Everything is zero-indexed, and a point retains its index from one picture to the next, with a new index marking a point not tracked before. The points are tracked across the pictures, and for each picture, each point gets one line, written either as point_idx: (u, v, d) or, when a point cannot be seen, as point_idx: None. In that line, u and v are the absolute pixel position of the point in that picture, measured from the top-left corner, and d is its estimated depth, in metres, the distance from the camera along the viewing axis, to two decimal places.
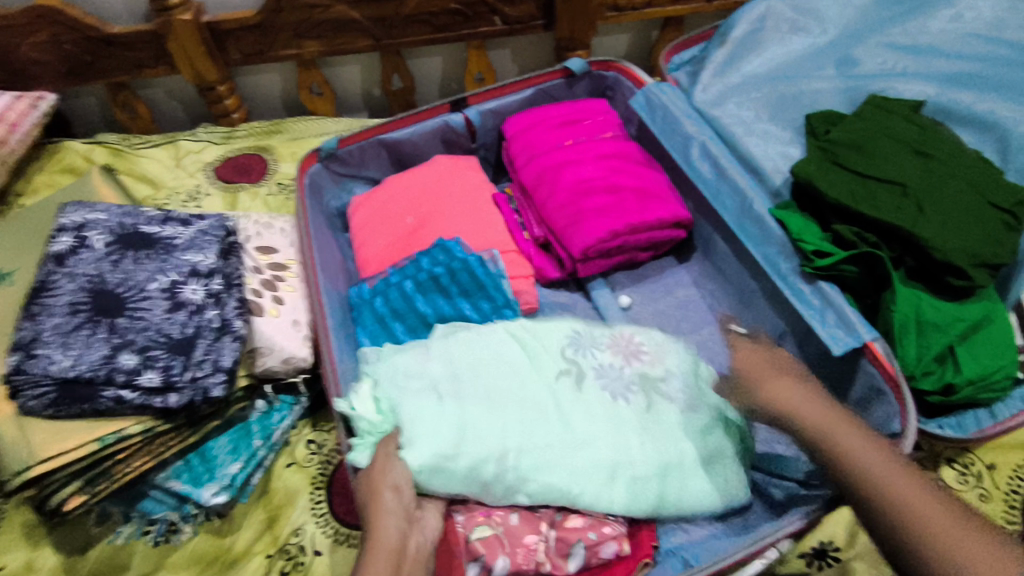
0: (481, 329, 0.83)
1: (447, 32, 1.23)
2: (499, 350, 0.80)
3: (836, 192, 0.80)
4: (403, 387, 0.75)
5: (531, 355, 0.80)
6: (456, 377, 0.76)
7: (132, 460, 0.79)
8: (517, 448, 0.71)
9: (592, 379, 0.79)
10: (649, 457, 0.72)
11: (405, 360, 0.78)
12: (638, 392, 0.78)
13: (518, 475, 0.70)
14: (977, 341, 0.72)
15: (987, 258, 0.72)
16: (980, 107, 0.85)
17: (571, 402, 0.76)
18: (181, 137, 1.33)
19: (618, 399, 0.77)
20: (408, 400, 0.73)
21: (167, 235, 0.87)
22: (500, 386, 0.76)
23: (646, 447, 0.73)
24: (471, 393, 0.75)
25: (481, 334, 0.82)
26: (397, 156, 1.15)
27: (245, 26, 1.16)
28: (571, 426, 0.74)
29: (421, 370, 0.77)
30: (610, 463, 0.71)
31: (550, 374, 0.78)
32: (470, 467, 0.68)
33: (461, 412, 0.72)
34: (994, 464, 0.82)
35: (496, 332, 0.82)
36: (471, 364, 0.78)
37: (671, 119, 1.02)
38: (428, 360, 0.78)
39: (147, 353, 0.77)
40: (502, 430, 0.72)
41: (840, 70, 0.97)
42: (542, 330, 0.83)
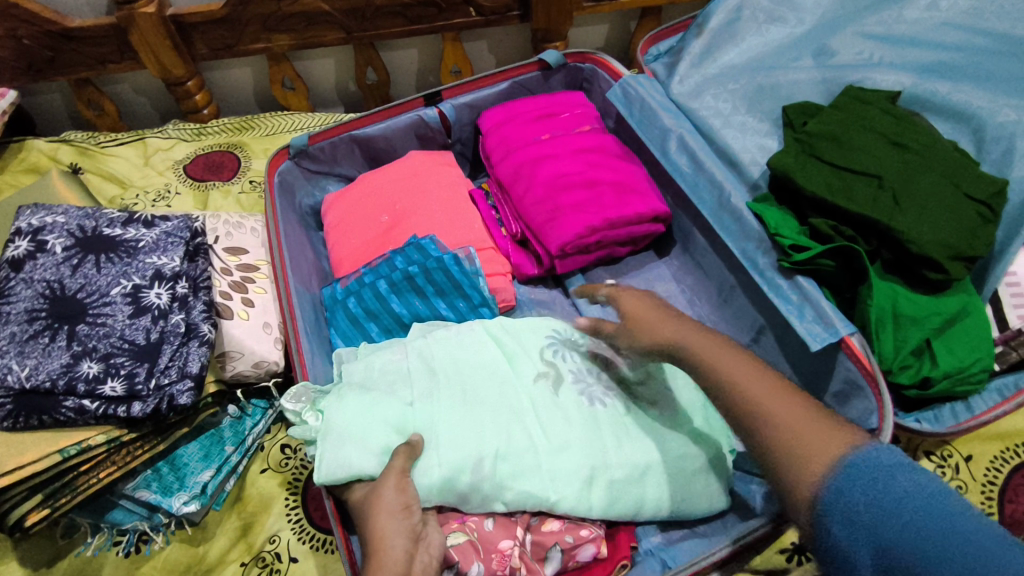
0: (458, 328, 0.82)
1: (420, 25, 1.21)
2: (477, 351, 0.79)
3: (813, 184, 0.79)
4: (374, 383, 0.74)
5: (511, 357, 0.79)
6: (432, 383, 0.74)
7: (97, 470, 0.76)
8: (494, 454, 0.68)
9: (570, 381, 0.77)
10: (625, 459, 0.71)
11: (378, 358, 0.77)
12: (615, 396, 0.77)
13: (495, 483, 0.68)
14: (952, 334, 0.72)
15: (963, 251, 0.71)
16: (955, 98, 0.84)
17: (548, 406, 0.74)
18: (149, 134, 1.30)
19: (595, 403, 0.76)
20: (378, 394, 0.71)
21: (129, 236, 0.84)
22: (478, 386, 0.75)
23: (623, 449, 0.72)
24: (448, 392, 0.73)
25: (459, 333, 0.81)
26: (371, 152, 1.13)
27: (212, 19, 1.13)
28: (550, 433, 0.72)
29: (395, 368, 0.76)
30: (587, 468, 0.70)
31: (528, 378, 0.77)
32: (445, 475, 0.66)
33: (437, 411, 0.71)
34: (972, 455, 0.82)
35: (473, 331, 0.82)
36: (450, 364, 0.77)
37: (648, 111, 1.00)
38: (402, 357, 0.77)
39: (110, 361, 0.74)
40: (479, 433, 0.70)
41: (817, 61, 0.96)
42: (525, 332, 0.82)
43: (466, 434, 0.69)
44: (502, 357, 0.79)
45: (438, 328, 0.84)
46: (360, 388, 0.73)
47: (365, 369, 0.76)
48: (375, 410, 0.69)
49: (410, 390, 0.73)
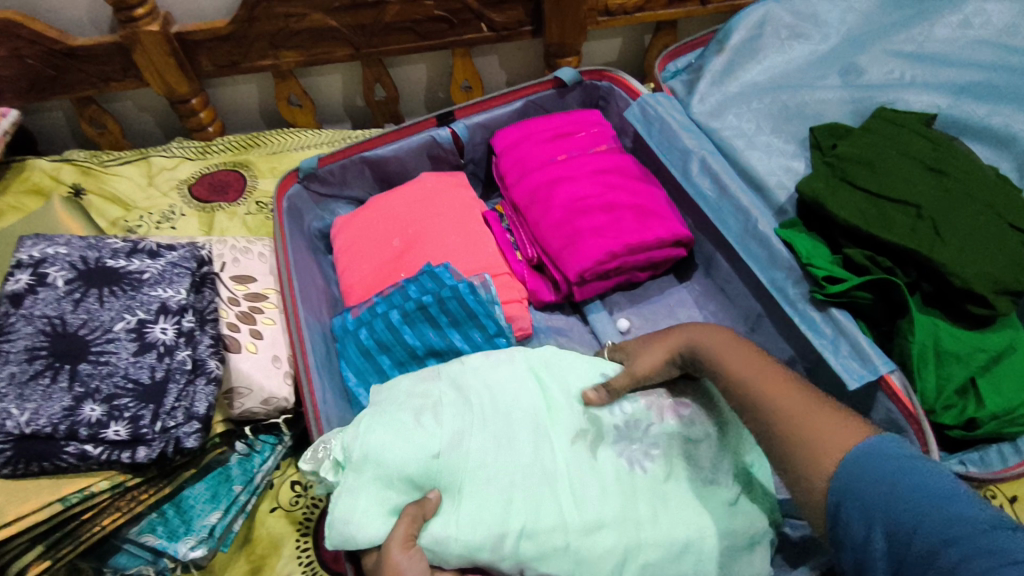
0: (495, 359, 0.77)
1: (430, 40, 1.18)
2: (516, 393, 0.72)
3: (847, 212, 0.76)
4: (397, 411, 0.68)
5: (550, 399, 0.73)
6: (460, 434, 0.67)
7: (100, 518, 0.73)
8: (519, 530, 0.63)
9: (610, 435, 0.71)
10: (662, 537, 0.64)
11: (408, 389, 0.73)
12: (660, 459, 0.70)
13: (517, 561, 0.63)
14: (999, 372, 0.68)
15: (1009, 284, 0.67)
16: (994, 121, 0.81)
17: (586, 472, 0.68)
18: (153, 153, 1.26)
19: (635, 467, 0.69)
20: (404, 427, 0.66)
21: (134, 269, 0.81)
22: (514, 435, 0.69)
23: (661, 523, 0.65)
24: (478, 435, 0.67)
25: (495, 367, 0.75)
26: (381, 174, 1.09)
27: (217, 36, 1.10)
28: (582, 507, 0.65)
29: (425, 397, 0.70)
30: (620, 547, 0.63)
31: (566, 435, 0.70)
32: (462, 554, 0.61)
33: (466, 458, 0.66)
34: (1016, 496, 0.79)
35: (511, 361, 0.77)
36: (486, 403, 0.71)
37: (668, 132, 0.97)
38: (433, 389, 0.72)
39: (113, 403, 0.71)
40: (506, 501, 0.64)
41: (845, 79, 0.93)
42: (568, 374, 0.76)
43: (490, 489, 0.65)
44: (540, 396, 0.73)
45: (472, 361, 0.77)
46: (381, 416, 0.68)
47: (394, 400, 0.71)
48: (403, 449, 0.64)
49: (439, 428, 0.67)
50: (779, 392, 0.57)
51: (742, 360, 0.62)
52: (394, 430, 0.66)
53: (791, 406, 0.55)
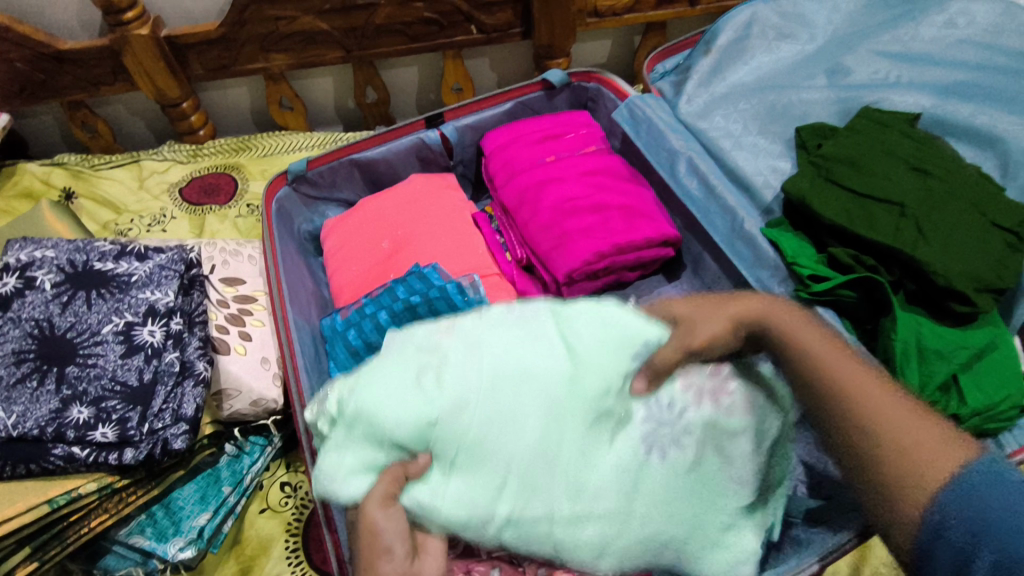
0: (521, 312, 0.66)
1: (421, 42, 1.18)
2: (536, 359, 0.60)
3: (831, 211, 0.76)
4: (399, 365, 0.61)
5: (579, 365, 0.60)
6: (460, 404, 0.58)
7: (88, 519, 0.73)
8: (506, 516, 0.56)
9: (640, 414, 0.60)
10: (652, 524, 0.58)
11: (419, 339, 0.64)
12: (688, 444, 0.59)
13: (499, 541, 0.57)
14: (980, 369, 0.69)
15: (991, 282, 0.68)
16: (978, 120, 0.81)
17: (594, 456, 0.58)
18: (144, 156, 1.26)
19: (652, 453, 0.59)
20: (404, 380, 0.59)
21: (122, 271, 0.81)
22: (524, 410, 0.58)
23: (656, 511, 0.58)
24: (482, 403, 0.58)
25: (521, 323, 0.64)
26: (371, 176, 1.10)
27: (207, 40, 1.10)
28: (577, 497, 0.57)
29: (436, 350, 0.62)
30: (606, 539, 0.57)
31: (587, 411, 0.59)
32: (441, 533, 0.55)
33: (461, 429, 0.57)
34: None
35: (538, 316, 0.65)
36: (500, 369, 0.59)
37: (656, 133, 0.98)
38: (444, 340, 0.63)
39: (101, 405, 0.71)
40: (499, 484, 0.56)
41: (831, 80, 0.93)
42: (607, 339, 0.62)
43: (485, 470, 0.57)
44: (566, 358, 0.61)
45: (487, 321, 0.65)
46: (381, 370, 0.61)
47: (402, 351, 0.63)
48: (395, 409, 0.57)
49: (439, 391, 0.58)
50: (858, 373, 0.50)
51: (816, 336, 0.54)
52: (392, 385, 0.59)
53: (877, 399, 0.48)
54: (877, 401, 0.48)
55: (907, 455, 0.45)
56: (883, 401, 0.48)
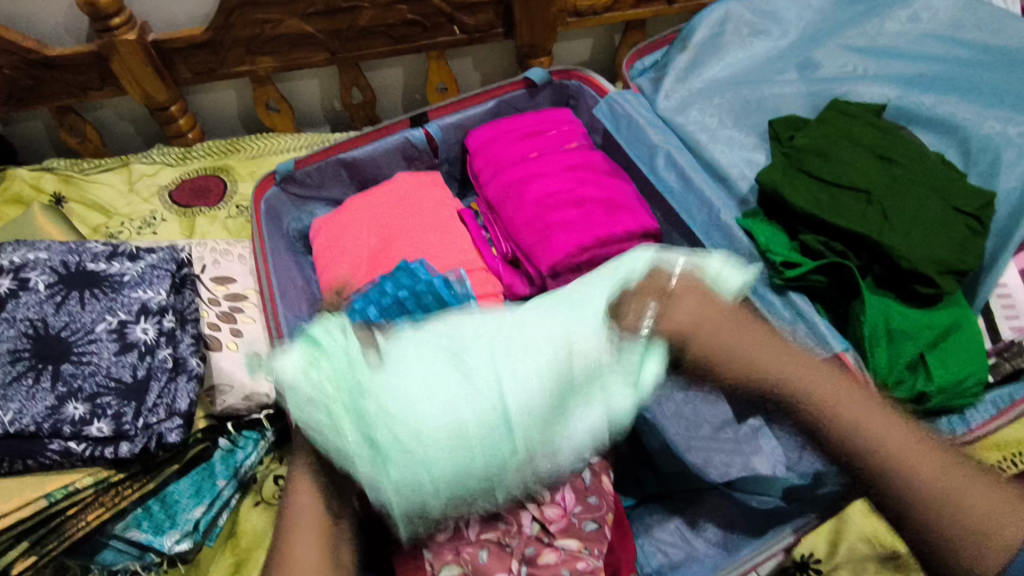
0: (562, 369, 0.60)
1: (405, 44, 1.20)
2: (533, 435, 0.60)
3: (802, 200, 0.79)
4: (429, 367, 0.59)
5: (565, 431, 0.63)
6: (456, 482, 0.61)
7: (84, 513, 0.75)
8: None
9: None
10: None
11: (452, 356, 0.60)
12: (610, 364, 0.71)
13: None
14: (946, 349, 0.72)
15: (953, 264, 0.71)
16: (940, 110, 0.84)
17: None
18: (133, 159, 1.28)
19: None
20: (435, 400, 0.57)
21: (114, 271, 0.83)
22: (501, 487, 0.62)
23: None
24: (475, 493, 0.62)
25: (548, 374, 0.59)
26: (357, 174, 1.12)
27: (194, 43, 1.12)
28: None
29: (471, 372, 0.59)
30: None
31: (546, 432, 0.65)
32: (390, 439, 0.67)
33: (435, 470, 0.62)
34: None
35: (576, 365, 0.60)
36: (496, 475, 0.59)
37: (635, 128, 1.00)
38: (478, 364, 0.59)
39: (96, 401, 0.73)
40: None
41: (801, 74, 0.96)
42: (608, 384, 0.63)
43: None
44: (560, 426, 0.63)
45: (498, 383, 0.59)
46: (406, 405, 0.57)
47: (434, 395, 0.57)
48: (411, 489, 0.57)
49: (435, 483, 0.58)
50: (900, 434, 0.58)
51: (857, 406, 0.60)
52: (422, 437, 0.56)
53: (931, 465, 0.56)
54: (927, 464, 0.56)
55: (966, 514, 0.53)
56: (928, 460, 0.56)
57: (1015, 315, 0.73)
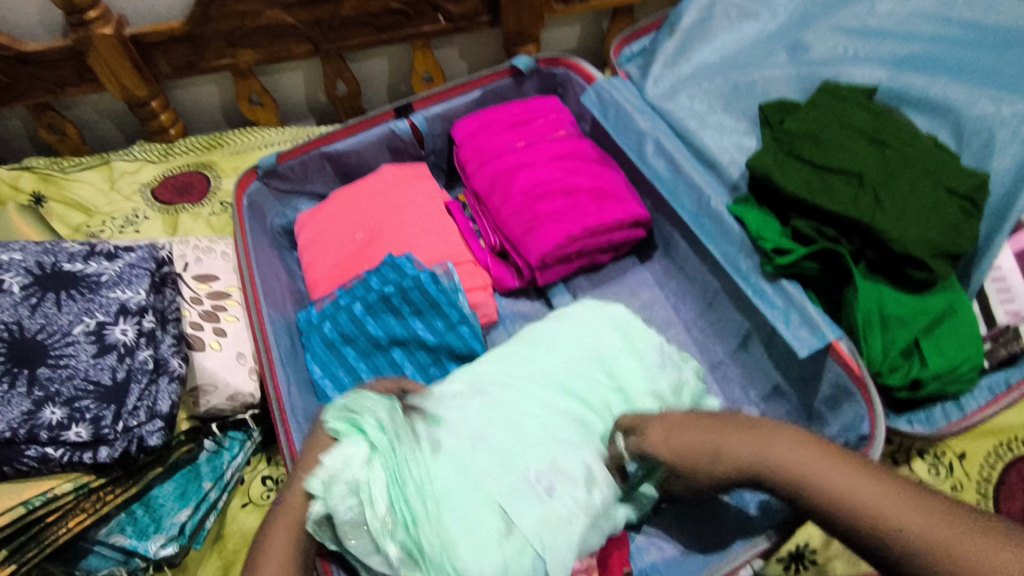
0: (588, 501, 0.65)
1: (389, 33, 1.18)
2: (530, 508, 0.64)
3: (793, 185, 0.78)
4: (461, 487, 0.64)
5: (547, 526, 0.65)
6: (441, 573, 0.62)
7: (66, 519, 0.73)
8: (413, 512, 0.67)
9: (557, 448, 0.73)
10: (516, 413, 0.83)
11: (484, 464, 0.66)
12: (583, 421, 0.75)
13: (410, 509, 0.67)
14: (940, 334, 0.71)
15: (946, 248, 0.70)
16: (932, 91, 0.83)
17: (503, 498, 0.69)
18: (114, 156, 1.25)
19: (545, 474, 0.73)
20: (466, 535, 0.61)
21: (92, 271, 0.80)
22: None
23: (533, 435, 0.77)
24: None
25: (576, 515, 0.64)
26: (342, 168, 1.10)
27: (173, 37, 1.09)
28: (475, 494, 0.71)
29: (501, 484, 0.65)
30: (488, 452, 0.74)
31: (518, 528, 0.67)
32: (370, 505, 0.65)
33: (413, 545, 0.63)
34: (966, 452, 0.82)
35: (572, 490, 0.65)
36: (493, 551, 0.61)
37: (624, 115, 0.97)
38: (508, 478, 0.65)
39: (74, 405, 0.71)
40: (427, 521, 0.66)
41: (792, 57, 0.95)
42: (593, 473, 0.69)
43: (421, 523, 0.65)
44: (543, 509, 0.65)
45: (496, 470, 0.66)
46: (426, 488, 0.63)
47: (468, 492, 0.63)
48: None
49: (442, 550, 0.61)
50: (880, 491, 0.52)
51: (826, 463, 0.56)
52: (456, 557, 0.60)
53: (912, 517, 0.50)
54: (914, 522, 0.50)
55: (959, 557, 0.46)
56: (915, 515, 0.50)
57: (1010, 299, 0.72)
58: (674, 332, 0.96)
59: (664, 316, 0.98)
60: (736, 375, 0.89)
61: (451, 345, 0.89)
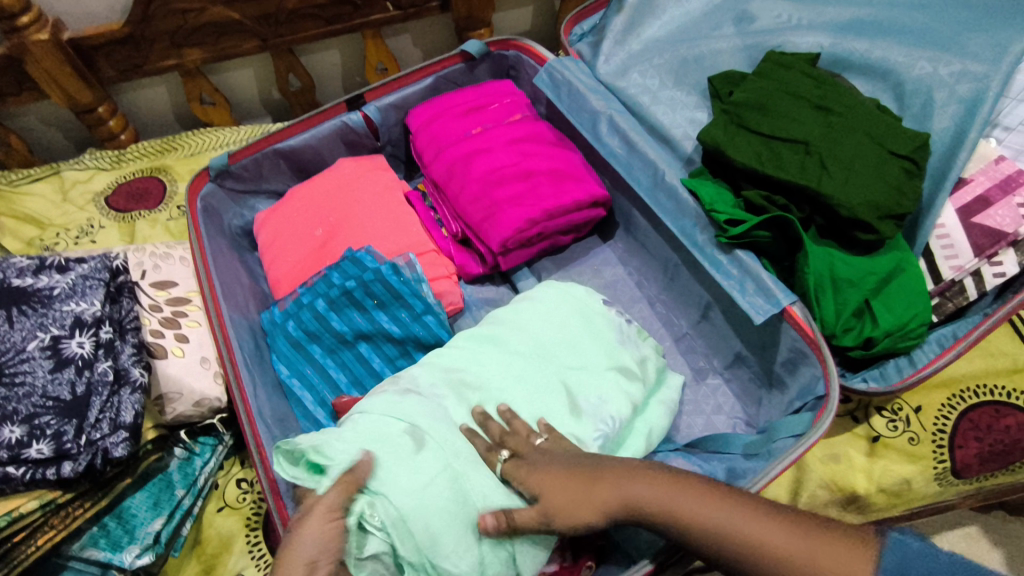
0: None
1: (338, 24, 1.15)
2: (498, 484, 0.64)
3: (743, 156, 0.79)
4: (435, 487, 0.61)
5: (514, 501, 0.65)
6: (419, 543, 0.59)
7: (34, 538, 0.72)
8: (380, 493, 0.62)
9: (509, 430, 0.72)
10: None
11: (460, 458, 0.64)
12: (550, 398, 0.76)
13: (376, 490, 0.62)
14: (889, 292, 0.73)
15: (891, 209, 0.71)
16: (873, 55, 0.84)
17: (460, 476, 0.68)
18: (64, 166, 1.22)
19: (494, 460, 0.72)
20: (445, 531, 0.60)
21: (44, 285, 0.79)
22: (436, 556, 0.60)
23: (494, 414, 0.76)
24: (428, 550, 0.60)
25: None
26: (297, 164, 1.08)
27: (114, 39, 1.05)
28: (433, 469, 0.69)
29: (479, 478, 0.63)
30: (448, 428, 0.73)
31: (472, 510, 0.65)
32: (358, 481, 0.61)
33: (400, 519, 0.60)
34: (921, 406, 0.85)
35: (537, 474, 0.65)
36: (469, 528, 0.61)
37: (576, 95, 0.97)
38: (482, 468, 0.64)
39: (34, 422, 0.70)
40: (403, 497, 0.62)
41: (738, 28, 0.95)
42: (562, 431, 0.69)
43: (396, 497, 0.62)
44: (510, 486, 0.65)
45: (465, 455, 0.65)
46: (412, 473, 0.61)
47: (445, 494, 0.61)
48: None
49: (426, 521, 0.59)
50: (747, 519, 0.51)
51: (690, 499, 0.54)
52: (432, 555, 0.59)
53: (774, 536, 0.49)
54: (791, 548, 0.48)
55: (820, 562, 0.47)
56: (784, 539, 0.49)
57: (955, 254, 0.74)
58: (640, 306, 0.97)
59: (627, 292, 0.99)
60: (700, 346, 0.92)
61: (417, 335, 0.89)
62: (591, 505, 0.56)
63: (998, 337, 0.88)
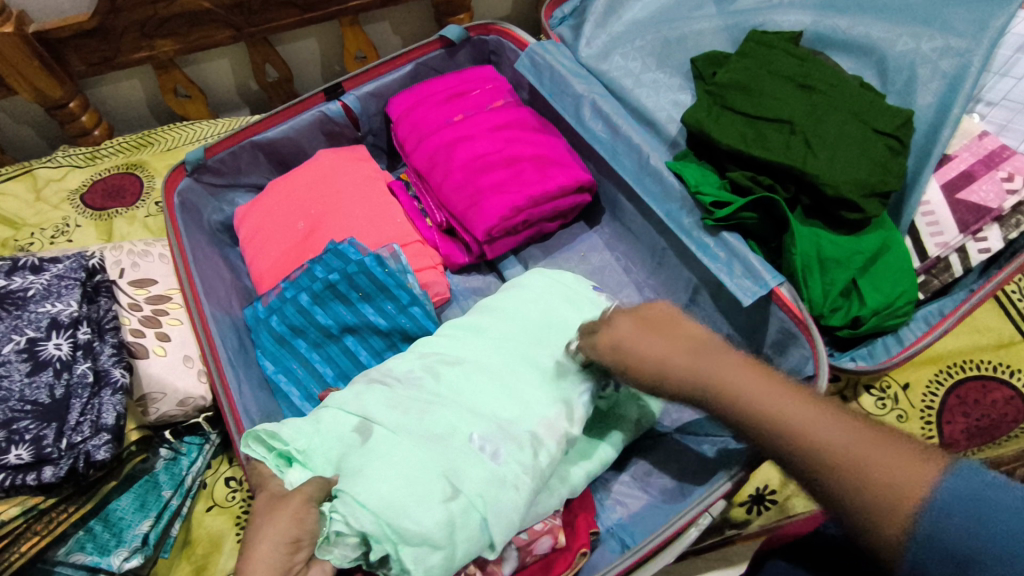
0: (535, 466, 0.64)
1: (315, 11, 1.13)
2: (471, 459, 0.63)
3: (728, 137, 0.78)
4: (397, 467, 0.60)
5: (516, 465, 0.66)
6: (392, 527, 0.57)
7: (17, 544, 0.70)
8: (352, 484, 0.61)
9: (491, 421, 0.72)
10: None
11: (421, 434, 0.64)
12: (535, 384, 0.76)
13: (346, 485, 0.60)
14: (876, 271, 0.73)
15: (876, 187, 0.71)
16: (856, 31, 0.83)
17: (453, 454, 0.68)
18: (37, 164, 1.19)
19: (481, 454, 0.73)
20: (407, 500, 0.58)
21: (18, 287, 0.77)
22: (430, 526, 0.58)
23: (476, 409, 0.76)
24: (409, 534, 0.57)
25: (532, 475, 0.64)
26: (275, 156, 1.06)
27: (81, 32, 1.01)
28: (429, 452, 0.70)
29: (441, 453, 0.63)
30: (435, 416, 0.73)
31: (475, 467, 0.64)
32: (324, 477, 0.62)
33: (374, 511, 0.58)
34: (909, 383, 0.86)
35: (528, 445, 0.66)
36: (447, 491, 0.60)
37: (558, 79, 0.95)
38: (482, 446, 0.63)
39: (12, 427, 0.68)
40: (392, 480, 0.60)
41: (721, 7, 0.94)
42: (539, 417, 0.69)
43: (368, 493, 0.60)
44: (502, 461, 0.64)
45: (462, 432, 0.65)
46: (365, 467, 0.60)
47: (410, 476, 0.59)
48: None
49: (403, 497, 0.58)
50: (817, 415, 0.46)
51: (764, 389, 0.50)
52: (395, 525, 0.57)
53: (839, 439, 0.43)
54: (849, 449, 0.42)
55: (875, 467, 0.40)
56: (856, 442, 0.42)
57: (940, 231, 0.74)
58: (627, 292, 0.97)
59: (615, 278, 0.99)
60: None
61: (403, 326, 0.88)
62: (663, 369, 0.56)
63: (983, 312, 0.89)
